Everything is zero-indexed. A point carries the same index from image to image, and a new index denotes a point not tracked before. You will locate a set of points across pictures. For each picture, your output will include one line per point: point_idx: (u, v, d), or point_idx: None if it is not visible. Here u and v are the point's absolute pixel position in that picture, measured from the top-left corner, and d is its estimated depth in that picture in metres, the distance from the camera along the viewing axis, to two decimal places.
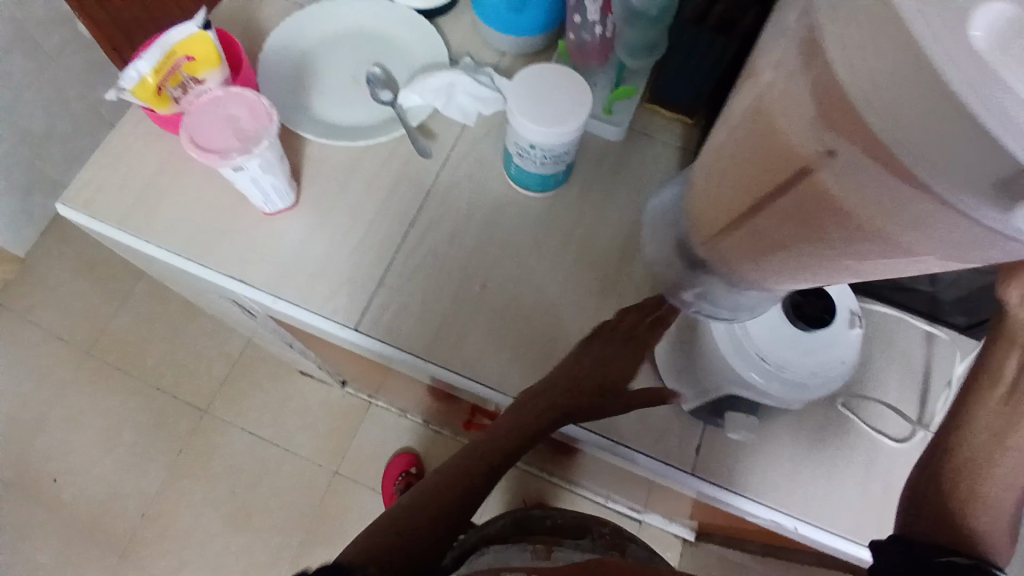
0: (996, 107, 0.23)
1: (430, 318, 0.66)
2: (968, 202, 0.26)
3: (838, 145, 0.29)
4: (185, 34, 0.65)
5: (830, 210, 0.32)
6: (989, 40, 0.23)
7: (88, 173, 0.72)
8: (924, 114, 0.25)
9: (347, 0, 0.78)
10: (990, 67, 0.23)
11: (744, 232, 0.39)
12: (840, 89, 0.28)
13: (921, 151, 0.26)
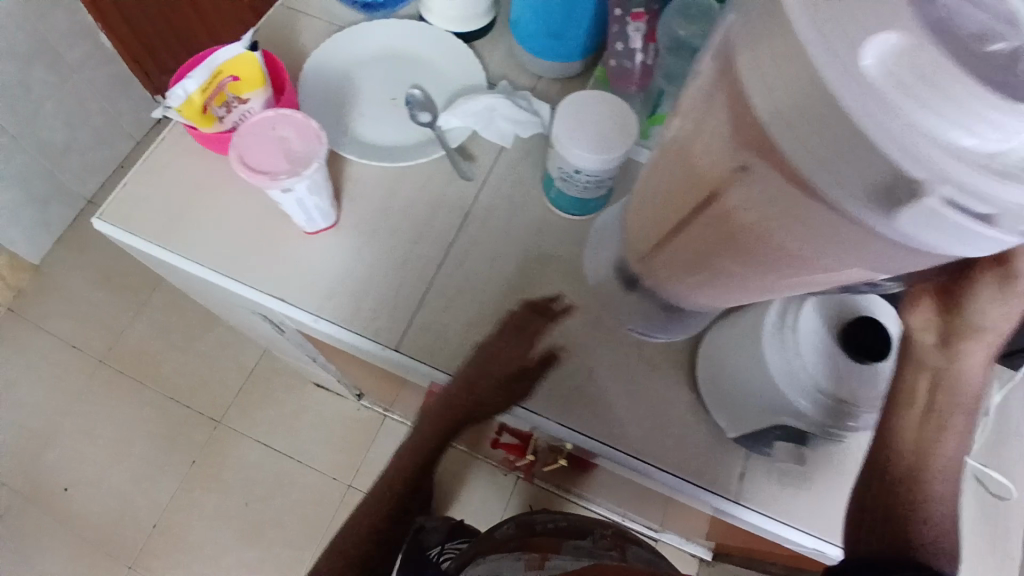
0: (887, 134, 0.25)
1: (471, 339, 0.66)
2: (856, 207, 0.29)
3: (749, 161, 0.32)
4: (231, 55, 0.65)
5: (737, 223, 0.35)
6: (880, 70, 0.25)
7: (128, 189, 0.72)
8: (822, 135, 0.27)
9: (385, 21, 0.79)
10: (885, 97, 0.25)
11: (675, 241, 0.43)
12: (754, 114, 0.30)
13: (820, 167, 0.28)
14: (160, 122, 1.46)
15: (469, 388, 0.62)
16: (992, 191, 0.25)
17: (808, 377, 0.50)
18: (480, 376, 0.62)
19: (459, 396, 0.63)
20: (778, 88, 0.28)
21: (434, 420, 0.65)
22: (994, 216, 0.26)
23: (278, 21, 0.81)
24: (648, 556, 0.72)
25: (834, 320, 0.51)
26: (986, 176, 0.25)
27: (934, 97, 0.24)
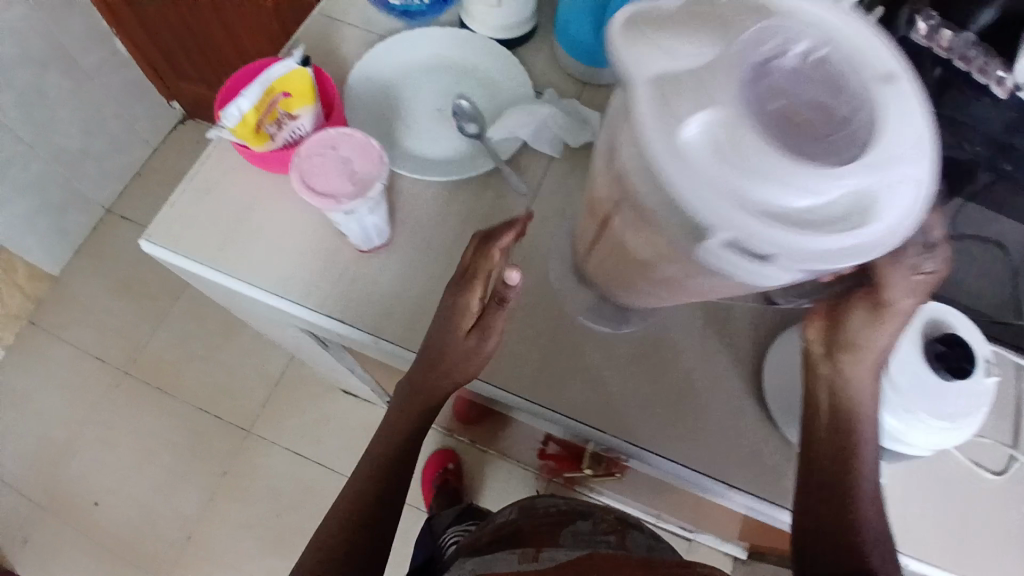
0: (691, 187, 0.34)
1: (533, 354, 0.65)
2: (685, 242, 0.38)
3: (620, 204, 0.42)
4: (283, 71, 0.65)
5: (625, 247, 0.45)
6: (691, 139, 0.33)
7: (177, 209, 0.70)
8: (653, 186, 0.36)
9: (428, 30, 0.77)
10: (695, 159, 0.33)
11: (596, 257, 0.51)
12: (624, 167, 0.39)
13: (658, 209, 0.37)
14: (176, 128, 1.45)
15: (424, 367, 0.60)
16: (773, 237, 0.33)
17: (896, 397, 0.51)
18: (433, 346, 0.59)
19: (419, 371, 0.61)
20: (632, 147, 0.37)
21: (400, 406, 0.62)
22: (788, 257, 0.34)
23: (317, 31, 0.79)
24: (647, 541, 0.68)
25: (915, 338, 0.52)
26: (761, 225, 0.33)
27: (731, 167, 0.33)
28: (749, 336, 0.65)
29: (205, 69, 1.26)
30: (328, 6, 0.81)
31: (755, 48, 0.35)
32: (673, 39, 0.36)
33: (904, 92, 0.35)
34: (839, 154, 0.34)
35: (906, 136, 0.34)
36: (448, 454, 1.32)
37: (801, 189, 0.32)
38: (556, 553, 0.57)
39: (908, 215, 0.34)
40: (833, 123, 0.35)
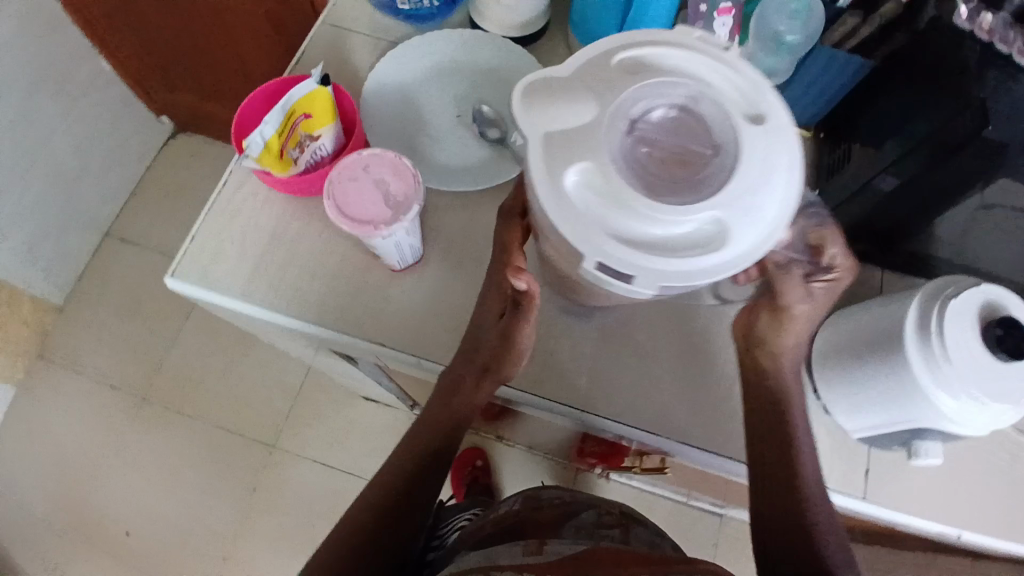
0: (568, 221, 0.42)
1: (582, 360, 0.65)
2: (574, 263, 0.46)
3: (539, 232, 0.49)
4: (304, 92, 0.61)
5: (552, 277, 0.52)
6: (570, 183, 0.41)
7: (199, 241, 0.67)
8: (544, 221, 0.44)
9: (440, 33, 0.75)
10: (573, 198, 0.42)
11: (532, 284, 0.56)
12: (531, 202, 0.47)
13: (551, 236, 0.45)
14: (166, 143, 1.44)
15: (459, 362, 0.61)
16: (629, 257, 0.41)
17: (959, 384, 0.51)
18: (467, 340, 0.61)
19: (455, 366, 0.61)
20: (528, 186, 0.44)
21: (434, 407, 0.62)
22: (647, 278, 0.42)
23: (325, 42, 0.77)
24: (654, 535, 0.58)
25: (977, 315, 0.52)
26: (621, 249, 0.41)
27: (599, 203, 0.41)
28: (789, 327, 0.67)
29: (195, 81, 1.23)
30: (333, 15, 0.78)
31: (632, 106, 0.43)
32: (566, 96, 0.42)
33: (760, 136, 0.42)
34: (698, 188, 0.42)
35: (753, 176, 0.41)
36: (477, 450, 1.30)
37: (656, 221, 0.41)
38: (561, 546, 0.49)
39: (753, 244, 0.42)
40: (697, 163, 0.42)
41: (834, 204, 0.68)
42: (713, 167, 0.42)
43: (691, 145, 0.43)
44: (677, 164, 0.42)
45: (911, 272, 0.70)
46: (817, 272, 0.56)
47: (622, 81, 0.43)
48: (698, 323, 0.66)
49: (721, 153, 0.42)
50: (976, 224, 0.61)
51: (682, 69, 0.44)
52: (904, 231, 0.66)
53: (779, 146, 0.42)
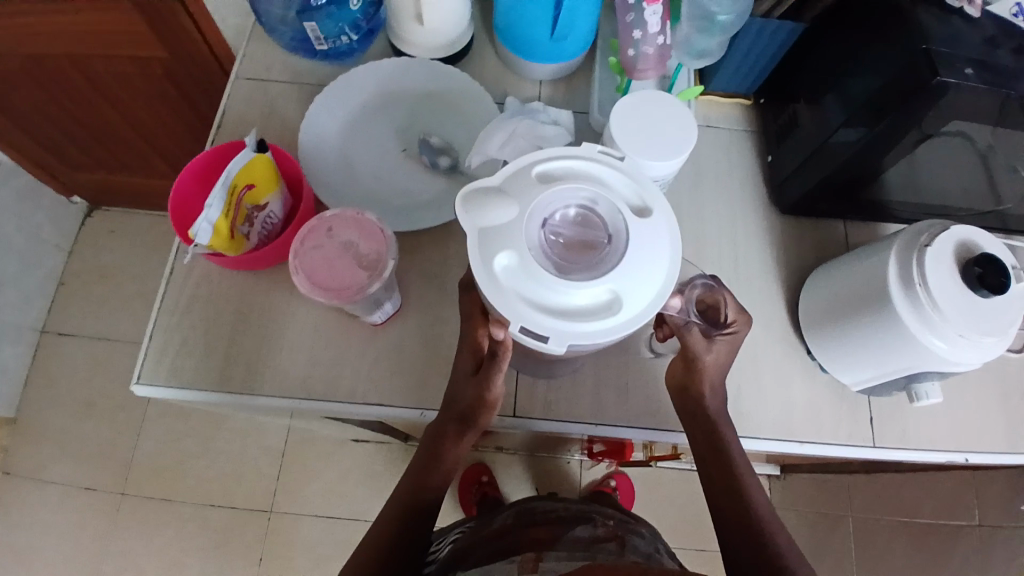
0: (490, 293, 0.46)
1: (583, 374, 0.66)
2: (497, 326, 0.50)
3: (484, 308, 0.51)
4: (242, 164, 0.57)
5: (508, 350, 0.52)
6: (492, 264, 0.46)
7: (159, 339, 0.63)
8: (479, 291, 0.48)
9: (364, 67, 0.72)
10: (492, 276, 0.46)
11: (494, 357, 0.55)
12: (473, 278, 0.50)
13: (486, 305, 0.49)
14: (82, 223, 1.35)
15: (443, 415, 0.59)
16: (537, 323, 0.45)
17: (949, 325, 0.53)
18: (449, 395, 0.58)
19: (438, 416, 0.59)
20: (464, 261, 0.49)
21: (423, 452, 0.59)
22: (558, 339, 0.46)
23: (246, 100, 0.73)
24: (652, 549, 0.54)
25: (955, 252, 0.54)
26: (533, 316, 0.45)
27: (514, 280, 0.45)
28: (767, 300, 0.70)
29: (104, 154, 1.16)
30: (246, 67, 0.74)
31: (545, 200, 0.47)
32: (492, 195, 0.47)
33: (649, 221, 0.47)
34: (601, 266, 0.46)
35: (645, 257, 0.46)
36: (481, 466, 1.23)
37: (560, 294, 0.45)
38: (556, 565, 0.46)
39: (645, 310, 0.46)
40: (602, 243, 0.47)
41: (795, 168, 0.69)
42: (614, 251, 0.46)
43: (593, 227, 0.48)
44: (584, 248, 0.47)
45: (871, 218, 0.72)
46: (715, 329, 0.52)
47: (541, 182, 0.47)
48: (656, 361, 0.66)
49: (618, 234, 0.47)
50: (925, 164, 0.62)
51: (585, 169, 0.49)
52: (861, 185, 0.66)
53: (665, 229, 0.48)
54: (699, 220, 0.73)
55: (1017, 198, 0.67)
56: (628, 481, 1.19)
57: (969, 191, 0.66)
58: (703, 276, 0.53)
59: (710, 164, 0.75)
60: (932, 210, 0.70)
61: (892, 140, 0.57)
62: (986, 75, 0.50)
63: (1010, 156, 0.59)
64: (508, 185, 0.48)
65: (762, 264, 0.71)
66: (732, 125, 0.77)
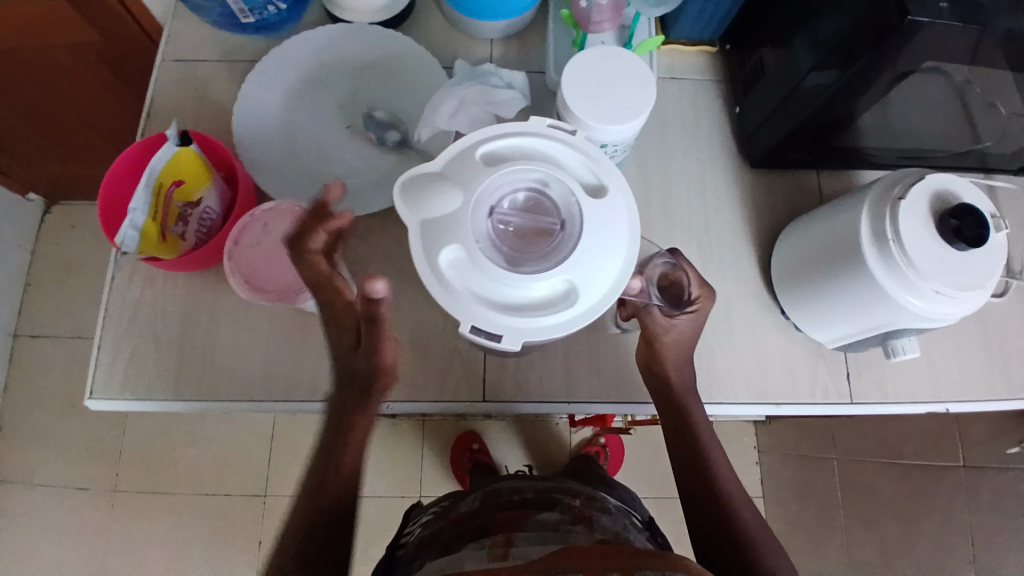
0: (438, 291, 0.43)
1: (552, 352, 0.63)
2: None
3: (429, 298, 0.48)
4: (166, 159, 0.54)
5: None
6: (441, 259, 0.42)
7: (108, 351, 0.61)
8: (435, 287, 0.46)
9: (298, 39, 0.66)
10: (439, 274, 0.43)
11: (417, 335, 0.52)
12: None
13: None
14: (41, 220, 1.30)
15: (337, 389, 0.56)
16: (490, 321, 0.42)
17: (924, 282, 0.50)
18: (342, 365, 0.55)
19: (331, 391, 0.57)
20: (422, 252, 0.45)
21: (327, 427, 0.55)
22: (512, 337, 0.43)
23: (177, 85, 0.68)
24: (620, 526, 0.53)
25: (931, 204, 0.51)
26: (485, 314, 0.42)
27: (462, 276, 0.43)
28: (739, 260, 0.67)
29: (50, 147, 1.10)
30: (172, 48, 0.69)
31: (490, 187, 0.44)
32: (435, 184, 0.43)
33: (605, 201, 0.44)
34: (554, 255, 0.43)
35: (602, 241, 0.43)
36: (471, 435, 1.24)
37: (512, 289, 0.42)
38: (527, 548, 0.44)
39: (605, 298, 0.44)
40: (554, 229, 0.44)
41: (763, 117, 0.65)
42: (567, 237, 0.43)
43: (544, 212, 0.44)
44: (536, 236, 0.44)
45: (846, 166, 0.69)
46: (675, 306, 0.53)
47: (485, 166, 0.44)
48: (626, 335, 0.64)
49: (572, 218, 0.44)
50: (901, 106, 0.58)
51: (534, 148, 0.45)
52: (834, 131, 0.62)
53: (623, 209, 0.45)
54: (667, 181, 0.69)
55: (999, 136, 0.64)
56: (618, 438, 1.23)
57: (947, 133, 0.63)
58: (661, 254, 0.54)
59: (677, 118, 0.71)
60: (908, 154, 0.67)
61: (867, 83, 0.53)
62: (962, 11, 0.46)
63: (992, 92, 0.55)
64: (451, 171, 0.44)
65: (734, 223, 0.68)
66: (698, 75, 0.72)
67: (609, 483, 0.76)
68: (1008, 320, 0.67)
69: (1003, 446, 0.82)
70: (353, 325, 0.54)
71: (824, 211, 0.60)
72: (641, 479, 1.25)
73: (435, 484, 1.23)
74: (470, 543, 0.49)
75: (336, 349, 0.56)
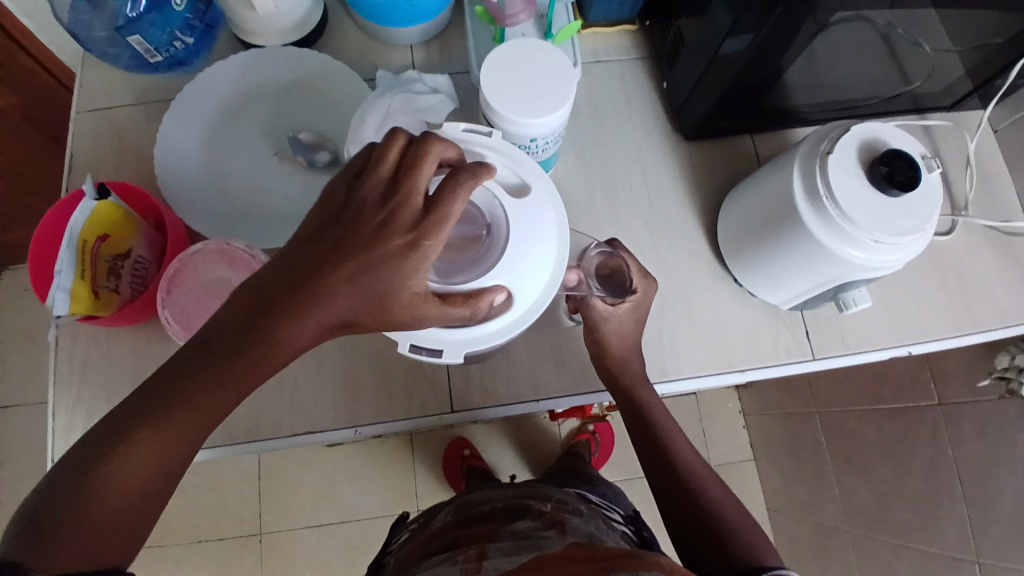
0: None
1: (514, 352, 0.62)
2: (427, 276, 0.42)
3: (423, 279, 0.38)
4: (87, 215, 0.53)
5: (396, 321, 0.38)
6: None
7: (63, 416, 0.59)
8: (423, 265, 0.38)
9: (208, 72, 0.64)
10: None
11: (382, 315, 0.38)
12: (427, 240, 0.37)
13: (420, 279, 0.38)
14: None
15: (290, 315, 0.36)
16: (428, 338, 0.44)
17: (863, 233, 0.50)
18: (338, 302, 0.36)
19: (238, 305, 0.38)
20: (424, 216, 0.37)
21: (202, 379, 0.38)
22: (452, 349, 0.45)
23: (94, 135, 0.66)
24: (594, 527, 0.52)
25: (857, 155, 0.51)
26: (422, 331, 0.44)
27: None
28: (688, 233, 0.67)
29: None
30: (84, 98, 0.67)
31: None
32: None
33: (524, 206, 0.45)
34: (485, 260, 0.44)
35: (529, 242, 0.44)
36: (459, 441, 1.23)
37: None
38: (501, 561, 0.44)
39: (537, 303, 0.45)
40: (481, 235, 0.45)
41: (690, 88, 0.64)
42: (494, 243, 0.44)
43: (469, 220, 0.45)
44: (465, 242, 0.44)
45: (781, 125, 0.69)
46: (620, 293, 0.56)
47: None
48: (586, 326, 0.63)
49: (497, 221, 0.45)
50: (823, 58, 0.58)
51: None
52: (762, 91, 0.62)
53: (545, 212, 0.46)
54: (607, 164, 0.68)
55: (925, 75, 0.64)
56: (607, 424, 1.23)
57: (876, 78, 0.63)
58: (596, 243, 0.57)
59: (608, 100, 0.70)
60: (839, 104, 0.67)
61: (783, 37, 0.53)
62: None
63: (912, 31, 0.55)
64: None
65: (678, 197, 0.68)
66: (624, 54, 0.72)
67: (592, 480, 0.77)
68: (960, 255, 0.68)
69: (975, 378, 0.82)
70: (403, 266, 0.36)
71: (758, 175, 0.60)
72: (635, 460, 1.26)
73: (431, 495, 1.23)
74: (445, 558, 0.49)
75: (330, 294, 0.36)
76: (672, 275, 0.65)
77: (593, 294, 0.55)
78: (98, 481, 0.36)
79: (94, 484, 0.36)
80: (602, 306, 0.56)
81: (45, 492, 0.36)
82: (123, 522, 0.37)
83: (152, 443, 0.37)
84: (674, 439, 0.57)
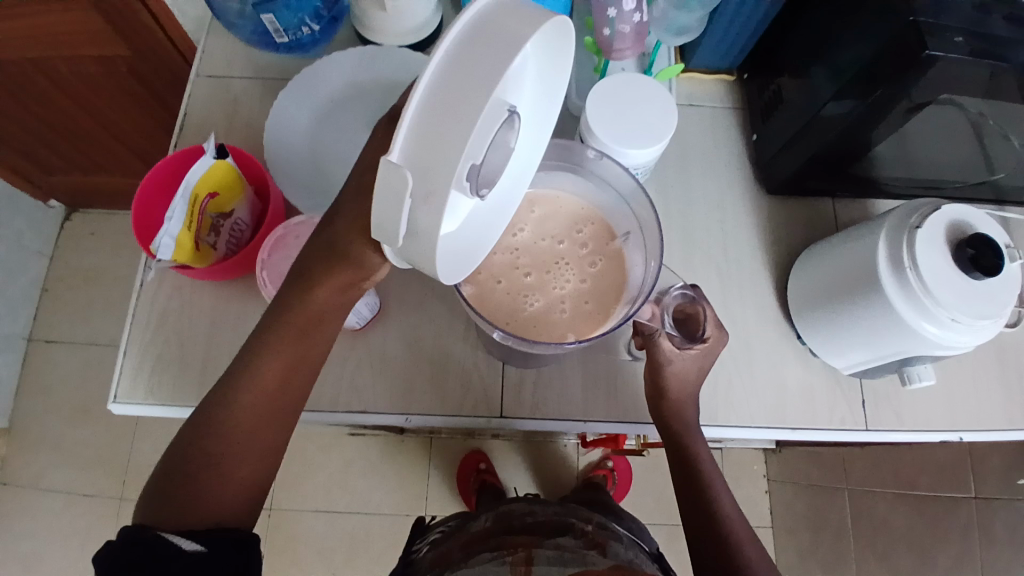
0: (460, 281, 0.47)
1: (570, 368, 0.64)
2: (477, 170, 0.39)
3: None
4: (204, 173, 0.56)
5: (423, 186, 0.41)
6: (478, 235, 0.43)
7: (133, 359, 0.61)
8: None
9: (328, 59, 0.67)
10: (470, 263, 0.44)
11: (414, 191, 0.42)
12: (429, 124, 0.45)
13: None
14: (62, 227, 1.34)
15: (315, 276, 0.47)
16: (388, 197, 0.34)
17: (941, 309, 0.51)
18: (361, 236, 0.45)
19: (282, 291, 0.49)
20: None
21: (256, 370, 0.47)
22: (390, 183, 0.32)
23: (211, 99, 0.70)
24: (634, 555, 0.53)
25: (944, 233, 0.52)
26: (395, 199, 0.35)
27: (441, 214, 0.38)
28: (755, 283, 0.68)
29: (72, 155, 1.13)
30: (206, 64, 0.71)
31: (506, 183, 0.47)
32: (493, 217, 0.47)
33: (535, 129, 0.45)
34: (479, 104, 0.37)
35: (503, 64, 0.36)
36: (478, 454, 1.23)
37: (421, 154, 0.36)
38: None
39: (469, 76, 0.31)
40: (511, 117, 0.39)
41: (780, 146, 0.66)
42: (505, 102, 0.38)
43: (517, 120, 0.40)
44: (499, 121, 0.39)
45: (864, 194, 0.70)
46: (692, 340, 0.56)
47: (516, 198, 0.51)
48: (638, 365, 0.64)
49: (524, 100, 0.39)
50: (918, 137, 0.60)
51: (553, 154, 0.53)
52: (849, 160, 0.63)
53: (555, 73, 0.41)
54: (686, 205, 0.70)
55: (1015, 168, 0.65)
56: (626, 460, 1.24)
57: (963, 163, 0.64)
58: (681, 285, 0.55)
59: (695, 144, 0.73)
60: (924, 182, 0.68)
61: (882, 113, 0.54)
62: (978, 44, 0.48)
63: (1006, 125, 0.56)
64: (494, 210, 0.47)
65: (751, 248, 0.69)
66: (717, 103, 0.74)
67: (617, 514, 0.77)
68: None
69: (1014, 476, 0.87)
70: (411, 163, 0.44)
71: (820, 250, 0.63)
72: (649, 503, 1.25)
73: (441, 503, 1.23)
74: (491, 563, 0.49)
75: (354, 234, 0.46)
76: (734, 323, 0.67)
77: (664, 331, 0.55)
78: (200, 462, 0.46)
79: (195, 459, 0.47)
80: (671, 346, 0.55)
81: (161, 466, 0.47)
82: (225, 488, 0.47)
83: (229, 429, 0.47)
84: (717, 483, 0.59)
